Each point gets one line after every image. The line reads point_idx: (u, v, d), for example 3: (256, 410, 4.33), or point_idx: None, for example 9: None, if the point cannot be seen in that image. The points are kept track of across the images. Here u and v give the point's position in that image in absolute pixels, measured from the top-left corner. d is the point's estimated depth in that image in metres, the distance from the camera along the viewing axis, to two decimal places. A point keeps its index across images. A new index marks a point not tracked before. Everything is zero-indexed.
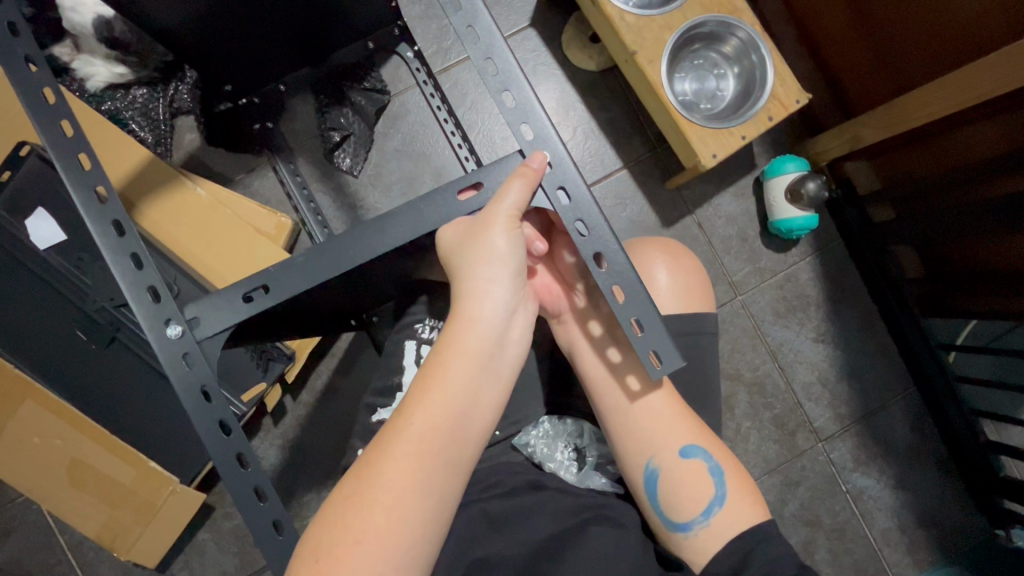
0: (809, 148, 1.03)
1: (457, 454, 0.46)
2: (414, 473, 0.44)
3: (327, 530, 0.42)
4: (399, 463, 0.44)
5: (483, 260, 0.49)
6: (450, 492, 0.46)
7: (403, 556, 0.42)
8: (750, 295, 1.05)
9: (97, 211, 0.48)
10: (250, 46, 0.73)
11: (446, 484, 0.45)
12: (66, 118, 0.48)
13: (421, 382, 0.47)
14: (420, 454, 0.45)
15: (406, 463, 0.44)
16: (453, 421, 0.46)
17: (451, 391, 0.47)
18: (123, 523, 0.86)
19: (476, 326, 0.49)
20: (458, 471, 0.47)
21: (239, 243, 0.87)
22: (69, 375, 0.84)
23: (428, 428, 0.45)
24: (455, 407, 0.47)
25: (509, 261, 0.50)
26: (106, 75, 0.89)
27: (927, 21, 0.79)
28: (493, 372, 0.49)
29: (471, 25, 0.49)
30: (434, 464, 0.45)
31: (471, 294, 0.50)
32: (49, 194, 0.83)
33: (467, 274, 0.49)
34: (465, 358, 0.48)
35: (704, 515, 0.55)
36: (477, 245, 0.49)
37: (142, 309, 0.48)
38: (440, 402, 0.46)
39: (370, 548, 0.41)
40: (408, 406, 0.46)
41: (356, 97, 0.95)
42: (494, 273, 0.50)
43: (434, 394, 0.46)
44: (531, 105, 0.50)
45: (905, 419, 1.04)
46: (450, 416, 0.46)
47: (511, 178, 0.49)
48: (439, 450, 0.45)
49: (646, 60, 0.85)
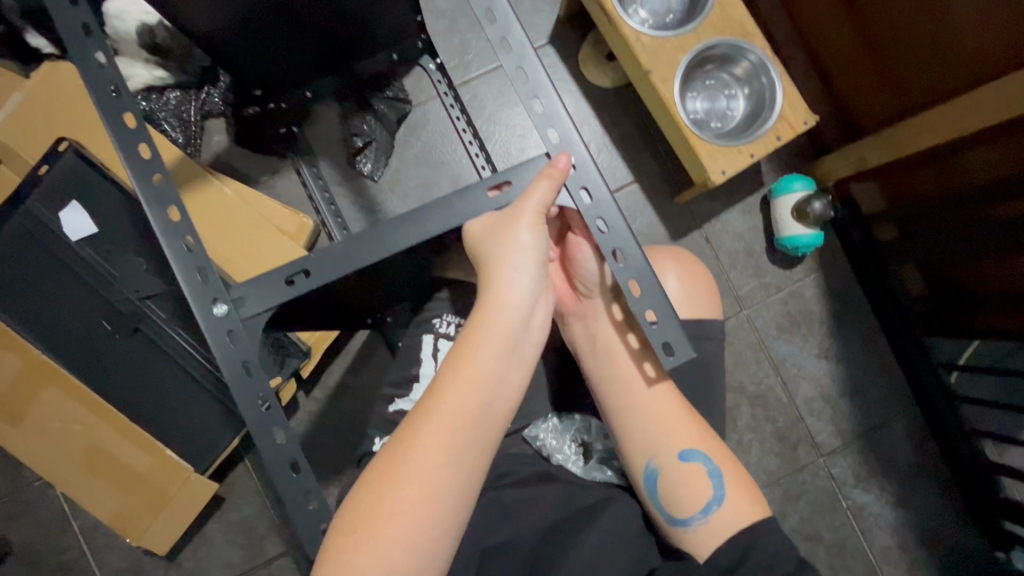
0: (816, 169, 1.07)
1: (485, 433, 0.49)
2: (446, 450, 0.47)
3: (365, 500, 0.45)
4: (431, 440, 0.47)
5: (511, 252, 0.51)
6: (479, 467, 0.48)
7: (436, 527, 0.45)
8: (755, 309, 1.07)
9: (153, 197, 0.51)
10: (279, 54, 0.77)
11: (475, 462, 0.48)
12: (128, 110, 0.52)
13: (455, 362, 0.50)
14: (451, 432, 0.47)
15: (437, 440, 0.47)
16: (481, 402, 0.49)
17: (479, 373, 0.49)
18: (136, 509, 0.89)
19: (503, 314, 0.51)
20: (486, 448, 0.49)
21: (264, 241, 0.91)
22: (92, 365, 0.86)
23: (458, 407, 0.48)
24: (484, 387, 0.49)
25: (533, 252, 0.52)
26: (146, 78, 0.92)
27: (933, 50, 0.83)
28: (518, 356, 0.51)
29: (504, 37, 0.52)
30: (464, 442, 0.47)
31: (497, 284, 0.52)
32: (84, 187, 0.85)
33: (494, 265, 0.52)
34: (493, 343, 0.50)
35: (702, 513, 0.56)
36: (504, 238, 0.51)
37: (190, 290, 0.51)
38: (469, 383, 0.49)
39: (405, 518, 0.44)
40: (438, 388, 0.49)
41: (378, 105, 0.99)
42: (521, 264, 0.52)
43: (464, 376, 0.49)
44: (558, 111, 0.54)
45: (906, 437, 1.06)
46: (481, 396, 0.49)
47: (536, 180, 0.52)
48: (469, 428, 0.48)
49: (660, 79, 0.89)
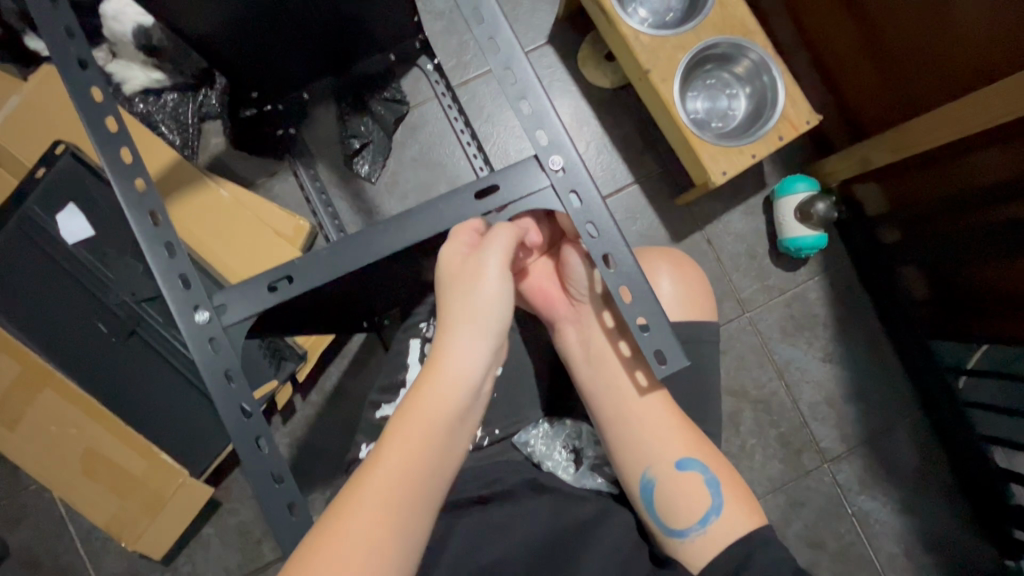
0: (820, 168, 1.04)
1: (428, 496, 0.47)
2: (388, 512, 0.44)
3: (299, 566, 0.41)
4: (373, 500, 0.44)
5: (473, 302, 0.51)
6: (419, 533, 0.46)
7: None
8: (757, 312, 1.06)
9: (136, 202, 0.51)
10: (273, 57, 0.76)
11: (416, 526, 0.45)
12: (110, 115, 0.51)
13: (418, 396, 0.49)
14: (395, 493, 0.45)
15: (379, 501, 0.44)
16: (426, 463, 0.47)
17: (428, 432, 0.48)
18: (131, 513, 0.88)
19: (457, 367, 0.50)
20: (427, 514, 0.47)
21: (258, 242, 0.90)
22: (88, 368, 0.85)
23: (404, 467, 0.46)
24: (432, 447, 0.47)
25: (498, 303, 0.51)
26: (143, 80, 0.93)
27: (938, 48, 0.81)
28: (467, 416, 0.50)
29: (492, 38, 0.51)
30: (408, 504, 0.45)
31: (456, 334, 0.50)
32: (80, 190, 0.85)
33: (456, 314, 0.51)
34: (445, 399, 0.49)
35: (699, 524, 0.55)
36: (469, 286, 0.51)
37: (173, 296, 0.50)
38: (428, 416, 0.48)
39: None
40: (386, 444, 0.47)
41: (376, 106, 0.98)
42: (484, 312, 0.51)
43: (413, 432, 0.47)
44: (547, 113, 0.52)
45: (913, 443, 1.04)
46: (440, 436, 0.48)
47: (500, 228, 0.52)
48: (413, 491, 0.46)
49: (660, 79, 0.88)
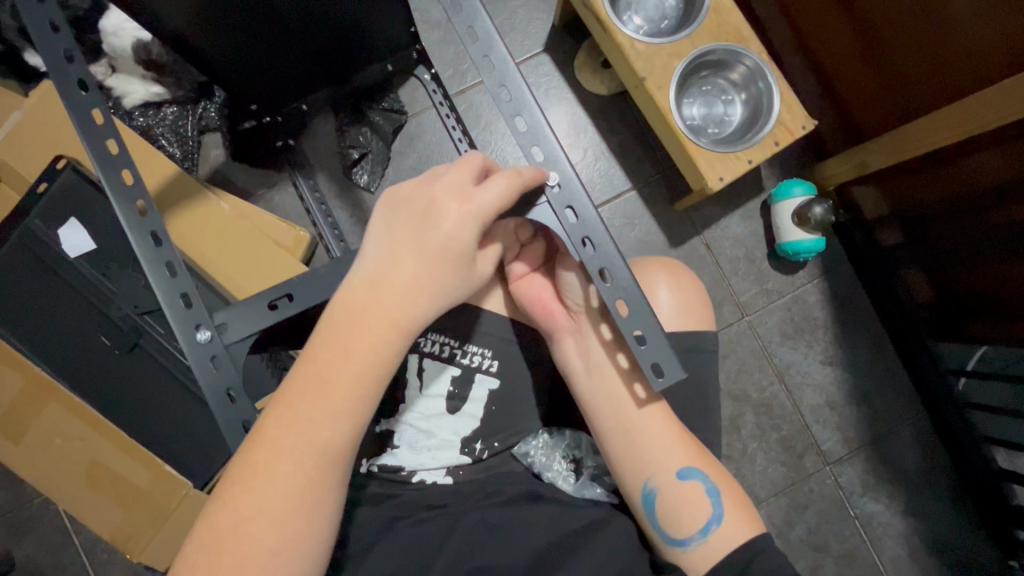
0: (819, 172, 1.06)
1: (342, 415, 0.46)
2: (297, 440, 0.45)
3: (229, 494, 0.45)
4: (284, 429, 0.45)
5: (407, 222, 0.50)
6: (338, 453, 0.47)
7: (293, 524, 0.44)
8: (757, 315, 1.06)
9: (136, 223, 0.52)
10: (271, 68, 0.76)
11: (327, 445, 0.46)
12: (111, 137, 0.52)
13: (337, 320, 0.48)
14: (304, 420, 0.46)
15: (291, 431, 0.45)
16: (340, 384, 0.46)
17: (341, 354, 0.47)
18: (136, 525, 0.86)
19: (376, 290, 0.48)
20: (343, 433, 0.47)
21: (260, 255, 0.90)
22: (91, 382, 0.86)
23: (313, 391, 0.46)
24: (344, 369, 0.47)
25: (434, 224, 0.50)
26: (142, 94, 0.94)
27: (933, 53, 0.81)
28: (387, 332, 0.48)
29: (486, 55, 0.52)
30: (319, 427, 0.46)
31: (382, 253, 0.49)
32: (82, 204, 0.86)
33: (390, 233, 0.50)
34: (359, 320, 0.47)
35: (700, 533, 0.55)
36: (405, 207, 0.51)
37: (174, 315, 0.51)
38: (343, 335, 0.47)
39: (257, 513, 0.44)
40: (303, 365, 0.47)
41: (374, 117, 1.00)
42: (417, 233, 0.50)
43: (326, 356, 0.47)
44: (542, 129, 0.53)
45: (915, 445, 1.04)
46: (362, 381, 0.47)
47: (498, 177, 0.50)
48: (325, 415, 0.46)
49: (656, 86, 0.88)
